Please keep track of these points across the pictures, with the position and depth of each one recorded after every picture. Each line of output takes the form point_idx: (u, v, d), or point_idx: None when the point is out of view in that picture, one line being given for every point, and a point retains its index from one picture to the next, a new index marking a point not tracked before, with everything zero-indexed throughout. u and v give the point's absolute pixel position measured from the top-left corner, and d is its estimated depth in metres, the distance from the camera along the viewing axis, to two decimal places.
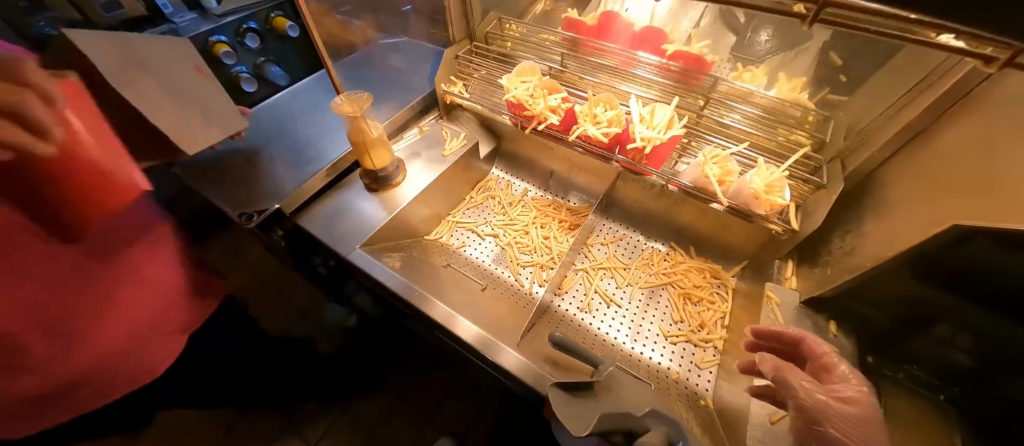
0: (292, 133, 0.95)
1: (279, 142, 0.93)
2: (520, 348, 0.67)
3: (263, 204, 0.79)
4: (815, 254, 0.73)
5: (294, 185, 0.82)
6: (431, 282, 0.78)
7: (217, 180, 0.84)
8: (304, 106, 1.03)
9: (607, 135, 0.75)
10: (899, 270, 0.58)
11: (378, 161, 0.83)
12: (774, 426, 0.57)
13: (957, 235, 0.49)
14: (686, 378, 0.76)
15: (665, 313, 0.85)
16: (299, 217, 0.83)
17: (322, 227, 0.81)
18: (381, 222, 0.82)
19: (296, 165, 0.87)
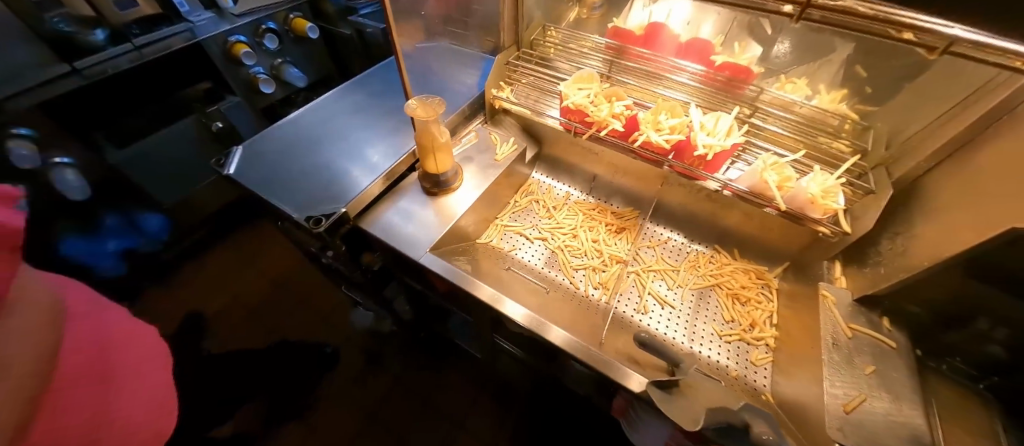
0: (344, 139, 0.96)
1: (333, 148, 0.93)
2: (603, 348, 0.70)
3: (327, 208, 0.79)
4: (864, 255, 0.78)
5: (356, 190, 0.83)
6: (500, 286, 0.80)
7: (277, 185, 0.84)
8: (352, 111, 1.04)
9: (670, 142, 0.78)
10: (956, 271, 0.62)
11: (440, 165, 0.83)
12: (849, 415, 0.61)
13: (1013, 238, 0.54)
14: (745, 376, 0.80)
15: (717, 314, 0.89)
16: (360, 221, 0.83)
17: (386, 230, 0.82)
18: (447, 225, 0.83)
19: (352, 169, 0.87)
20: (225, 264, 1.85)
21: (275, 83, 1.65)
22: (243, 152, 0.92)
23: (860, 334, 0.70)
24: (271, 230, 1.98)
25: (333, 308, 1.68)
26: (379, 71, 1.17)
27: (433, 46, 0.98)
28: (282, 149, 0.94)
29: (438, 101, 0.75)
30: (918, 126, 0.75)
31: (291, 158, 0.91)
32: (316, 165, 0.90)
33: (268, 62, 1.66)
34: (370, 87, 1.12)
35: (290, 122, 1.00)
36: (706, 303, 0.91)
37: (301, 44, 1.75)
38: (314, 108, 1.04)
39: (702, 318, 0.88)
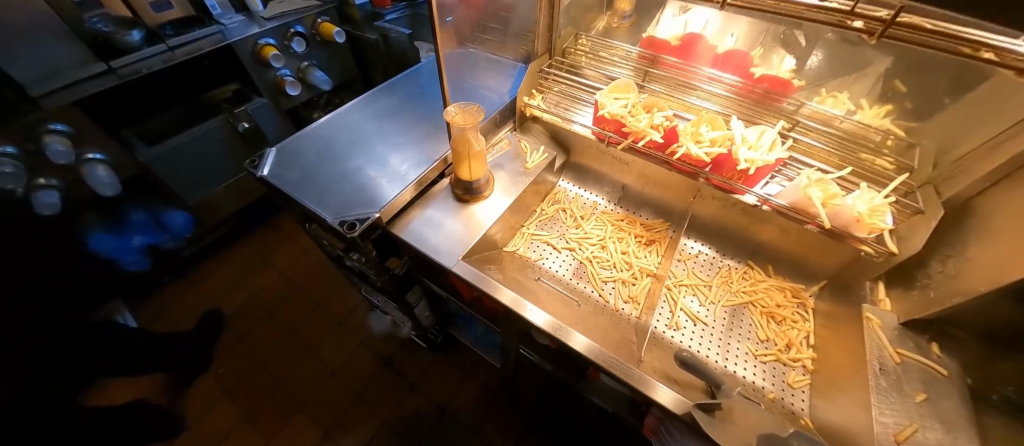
0: (376, 143, 0.96)
1: (365, 152, 0.94)
2: (643, 366, 0.68)
3: (361, 213, 0.79)
4: (910, 276, 0.75)
5: (390, 195, 0.82)
6: (532, 298, 0.80)
7: (310, 187, 0.84)
8: (383, 116, 1.04)
9: (710, 155, 0.77)
10: (1011, 298, 0.60)
11: (474, 172, 0.83)
12: (900, 445, 0.59)
13: None
14: (782, 398, 0.78)
15: (751, 333, 0.87)
16: (393, 227, 0.82)
17: (419, 237, 0.81)
18: (480, 234, 0.82)
19: (384, 173, 0.87)
20: (245, 263, 1.87)
21: (301, 86, 1.67)
22: (277, 155, 0.92)
23: (908, 360, 0.68)
24: (290, 230, 2.01)
25: (350, 309, 1.69)
26: (409, 77, 1.18)
27: (468, 52, 0.88)
28: (315, 152, 0.94)
29: (477, 109, 0.75)
30: (969, 145, 0.73)
31: (324, 161, 0.92)
32: (348, 168, 0.90)
33: (295, 64, 1.69)
34: (400, 93, 1.13)
35: (323, 125, 1.01)
36: (740, 321, 0.89)
37: (327, 47, 1.78)
38: (346, 112, 1.05)
39: (735, 336, 0.87)
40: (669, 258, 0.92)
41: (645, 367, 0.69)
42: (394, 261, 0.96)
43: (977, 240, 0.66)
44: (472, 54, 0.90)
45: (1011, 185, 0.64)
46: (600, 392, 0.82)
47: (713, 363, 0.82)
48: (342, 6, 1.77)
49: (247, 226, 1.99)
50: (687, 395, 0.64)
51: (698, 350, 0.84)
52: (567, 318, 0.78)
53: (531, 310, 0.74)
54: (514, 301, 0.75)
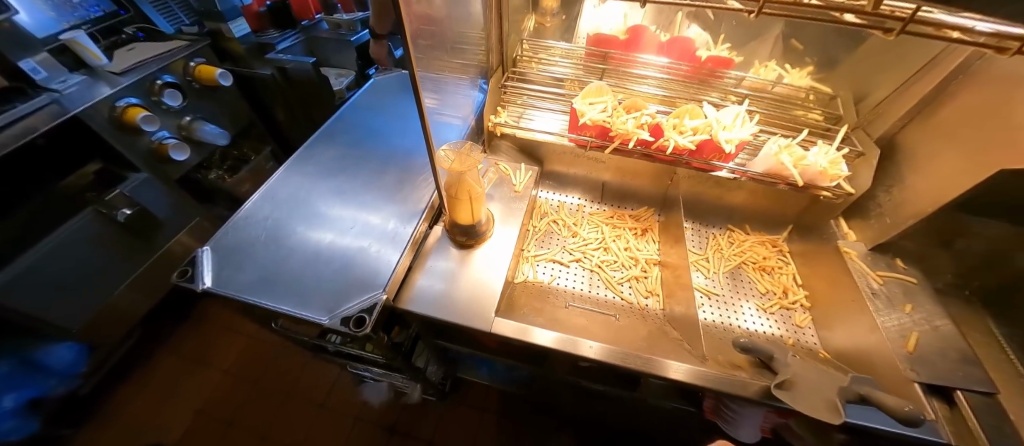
0: (342, 207, 0.81)
1: (333, 222, 0.79)
2: (704, 362, 0.69)
3: (362, 300, 0.65)
4: (865, 208, 0.89)
5: (387, 266, 0.70)
6: (571, 327, 0.76)
7: (281, 286, 0.68)
8: (335, 173, 0.89)
9: (695, 142, 0.81)
10: (953, 210, 0.74)
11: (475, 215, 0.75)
12: (913, 353, 0.70)
13: (1000, 179, 0.65)
14: (800, 340, 0.87)
15: (756, 290, 0.95)
16: (401, 301, 0.71)
17: (435, 303, 0.71)
18: (501, 279, 0.74)
19: (369, 243, 0.74)
20: (174, 376, 1.50)
21: (190, 148, 1.37)
22: (217, 256, 0.73)
23: (887, 279, 0.81)
24: (221, 318, 1.67)
25: (330, 386, 1.47)
26: (344, 120, 1.02)
27: (442, 79, 0.76)
28: (266, 239, 0.77)
29: (472, 150, 0.67)
30: (881, 90, 0.87)
31: (283, 247, 0.75)
32: (318, 247, 0.74)
33: (174, 123, 1.37)
34: (342, 141, 0.97)
35: (261, 203, 0.83)
36: (743, 283, 0.96)
37: (213, 95, 1.49)
38: (287, 179, 0.87)
39: (745, 298, 0.94)
40: (670, 241, 0.96)
41: (704, 360, 0.70)
42: (399, 330, 0.84)
43: (912, 168, 0.79)
44: (444, 81, 0.77)
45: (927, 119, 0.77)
46: (654, 394, 0.83)
47: (737, 328, 0.88)
48: (218, 43, 1.48)
49: (160, 330, 1.60)
50: (753, 378, 0.67)
51: (721, 321, 0.89)
52: (610, 335, 0.76)
53: (535, 332, 0.71)
54: (519, 330, 0.70)
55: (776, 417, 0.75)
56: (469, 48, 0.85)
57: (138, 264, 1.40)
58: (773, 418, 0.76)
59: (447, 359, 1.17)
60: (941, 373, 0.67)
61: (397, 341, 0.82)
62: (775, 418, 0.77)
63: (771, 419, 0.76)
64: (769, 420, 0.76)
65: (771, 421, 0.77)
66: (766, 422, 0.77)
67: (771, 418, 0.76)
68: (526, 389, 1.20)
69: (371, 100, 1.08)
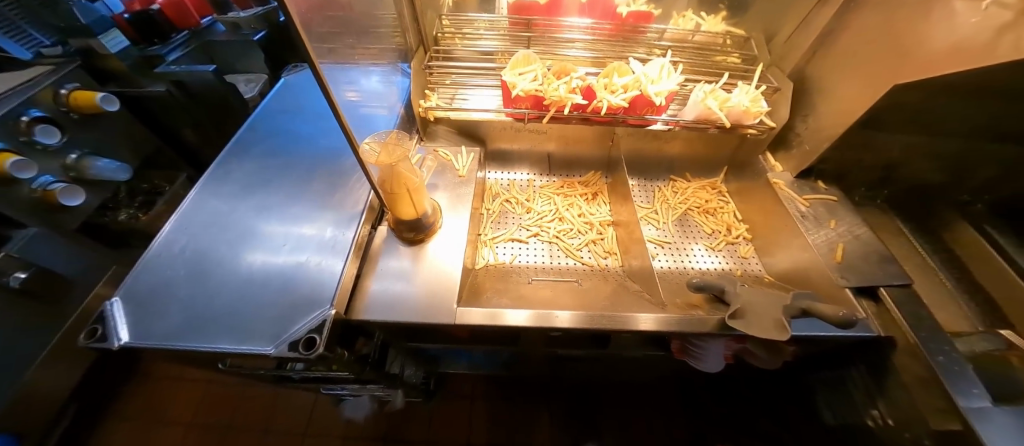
0: (271, 224, 0.74)
1: (264, 242, 0.72)
2: (666, 308, 0.72)
3: (309, 319, 0.61)
4: (786, 139, 0.95)
5: (331, 279, 0.65)
6: (536, 301, 0.76)
7: (217, 322, 0.61)
8: (258, 188, 0.80)
9: (628, 99, 0.81)
10: (859, 129, 0.80)
11: (418, 207, 0.71)
12: (841, 262, 0.77)
13: (893, 93, 0.71)
14: (747, 270, 0.94)
15: (704, 232, 1.00)
16: (353, 312, 0.67)
17: (391, 305, 0.67)
18: (457, 268, 0.72)
19: (307, 258, 0.68)
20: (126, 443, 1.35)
21: (85, 190, 1.19)
22: (132, 304, 0.64)
23: (813, 201, 0.88)
24: (169, 370, 1.51)
25: (308, 413, 1.40)
26: (256, 130, 0.92)
27: (358, 67, 0.69)
28: (188, 274, 0.68)
29: (399, 139, 0.62)
30: (788, 26, 0.92)
31: (209, 280, 0.67)
32: (251, 274, 0.67)
33: (57, 165, 1.16)
34: (258, 154, 0.88)
35: (173, 237, 0.73)
36: (692, 228, 1.01)
37: (97, 124, 1.26)
38: (201, 205, 0.78)
39: (696, 242, 0.98)
40: (620, 200, 0.98)
41: (665, 306, 0.73)
42: (363, 341, 0.80)
43: (823, 96, 0.85)
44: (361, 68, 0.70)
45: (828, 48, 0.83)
46: (626, 347, 0.86)
47: (693, 271, 0.93)
48: (90, 63, 1.27)
49: (98, 398, 1.43)
50: (709, 313, 0.71)
51: (676, 268, 0.93)
52: (575, 301, 0.77)
53: (509, 313, 0.70)
54: (490, 314, 0.68)
55: (735, 343, 0.82)
56: (382, 30, 0.78)
57: (48, 331, 1.21)
58: (732, 345, 0.82)
59: (424, 358, 1.14)
60: (864, 275, 0.75)
61: (362, 352, 0.78)
62: (734, 344, 0.83)
63: (731, 346, 0.82)
64: (729, 347, 0.82)
65: (731, 347, 0.84)
66: (728, 349, 0.83)
67: (731, 344, 0.82)
68: (511, 370, 1.21)
69: (284, 105, 0.98)
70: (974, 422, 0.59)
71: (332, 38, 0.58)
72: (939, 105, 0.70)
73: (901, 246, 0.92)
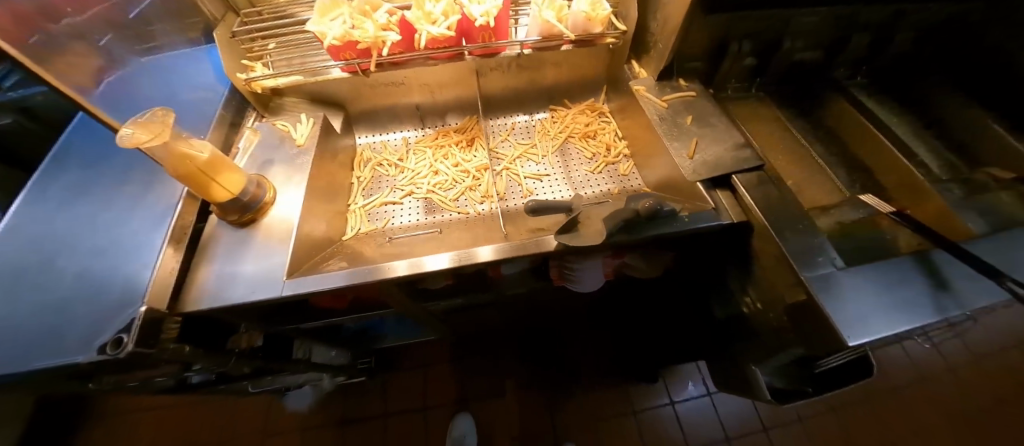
0: (86, 234, 0.68)
1: (74, 254, 0.65)
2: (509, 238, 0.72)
3: (122, 321, 0.57)
4: (646, 43, 0.90)
5: (146, 275, 0.61)
6: (392, 257, 0.74)
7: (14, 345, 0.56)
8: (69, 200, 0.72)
9: (451, 28, 0.75)
10: (699, 15, 0.75)
11: (230, 186, 0.67)
12: (695, 157, 0.73)
13: None
14: (626, 187, 0.92)
15: (584, 158, 0.97)
16: (181, 306, 0.63)
17: (223, 290, 0.64)
18: (292, 241, 0.69)
19: (123, 259, 0.63)
20: None
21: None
22: None
23: (672, 100, 0.83)
24: None
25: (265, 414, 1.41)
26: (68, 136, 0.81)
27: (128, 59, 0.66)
28: None
29: (160, 115, 0.58)
30: None
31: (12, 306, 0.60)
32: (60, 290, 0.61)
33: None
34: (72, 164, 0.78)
35: None
36: (572, 155, 0.98)
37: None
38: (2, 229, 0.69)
39: (575, 169, 0.96)
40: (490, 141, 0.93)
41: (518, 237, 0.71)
42: (241, 335, 0.80)
43: None
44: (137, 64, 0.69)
45: None
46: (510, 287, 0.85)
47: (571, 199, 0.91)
48: None
49: None
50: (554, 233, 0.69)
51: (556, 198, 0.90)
52: (434, 248, 0.75)
53: (430, 260, 0.68)
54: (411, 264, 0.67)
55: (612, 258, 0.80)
56: None
57: None
58: (612, 259, 0.81)
59: (345, 339, 1.13)
60: (718, 164, 0.71)
61: (239, 345, 0.78)
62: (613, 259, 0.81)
63: (610, 261, 0.81)
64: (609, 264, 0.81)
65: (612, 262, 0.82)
66: (608, 266, 0.82)
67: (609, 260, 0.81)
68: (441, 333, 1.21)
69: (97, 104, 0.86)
70: (808, 287, 0.58)
71: (36, 17, 0.50)
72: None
73: (772, 133, 0.90)
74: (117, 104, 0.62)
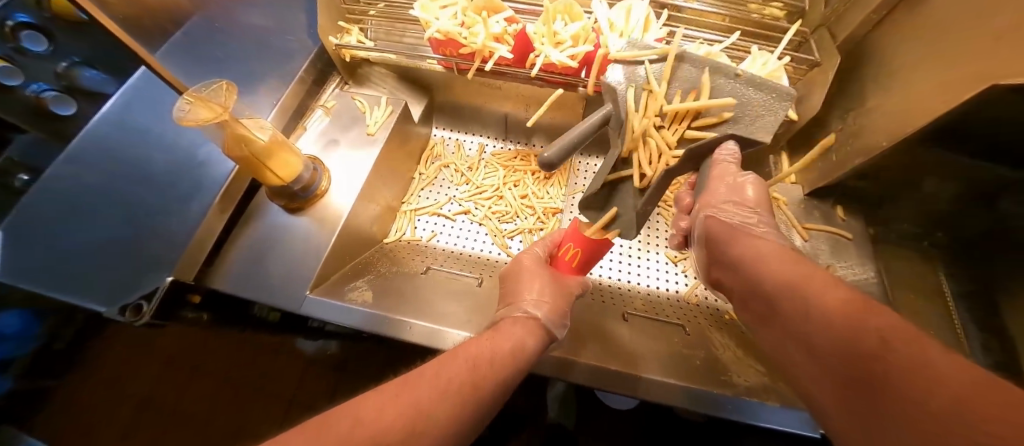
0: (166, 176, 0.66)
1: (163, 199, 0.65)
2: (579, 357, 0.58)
3: (293, 302, 0.60)
4: (813, 141, 0.70)
5: (300, 288, 0.60)
6: (413, 246, 0.79)
7: (290, 299, 0.60)
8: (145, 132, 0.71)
9: (576, 57, 0.59)
10: (914, 146, 0.52)
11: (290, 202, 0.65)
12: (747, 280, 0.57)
13: (977, 105, 0.43)
14: (705, 299, 0.77)
15: (730, 114, 0.45)
16: (397, 296, 0.63)
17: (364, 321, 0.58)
18: (315, 272, 0.61)
19: (268, 271, 0.62)
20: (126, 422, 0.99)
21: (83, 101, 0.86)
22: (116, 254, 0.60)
23: (816, 233, 0.67)
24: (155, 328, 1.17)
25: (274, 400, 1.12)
26: (85, 156, 0.68)
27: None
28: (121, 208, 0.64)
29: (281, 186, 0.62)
30: None
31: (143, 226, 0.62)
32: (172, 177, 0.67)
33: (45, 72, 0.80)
34: (92, 159, 0.69)
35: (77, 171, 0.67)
36: (702, 88, 0.45)
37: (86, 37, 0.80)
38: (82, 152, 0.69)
39: (756, 125, 0.44)
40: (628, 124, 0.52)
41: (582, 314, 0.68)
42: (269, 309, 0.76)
43: (882, 85, 0.57)
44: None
45: (903, 14, 0.54)
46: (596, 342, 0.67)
47: (611, 287, 0.78)
48: None
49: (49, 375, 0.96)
50: (631, 343, 0.61)
51: (642, 270, 0.81)
52: (468, 258, 0.78)
53: (464, 323, 0.59)
54: (428, 334, 0.57)
55: (759, 229, 0.49)
56: None
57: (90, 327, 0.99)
58: (768, 227, 0.50)
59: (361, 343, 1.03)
60: None
61: (264, 315, 0.74)
62: (713, 165, 0.50)
63: (717, 215, 0.51)
64: (728, 215, 0.50)
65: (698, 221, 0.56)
66: (715, 190, 0.51)
67: (726, 222, 0.50)
68: None
69: (181, 145, 0.69)
70: None
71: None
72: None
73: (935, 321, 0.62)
74: (212, 59, 0.72)
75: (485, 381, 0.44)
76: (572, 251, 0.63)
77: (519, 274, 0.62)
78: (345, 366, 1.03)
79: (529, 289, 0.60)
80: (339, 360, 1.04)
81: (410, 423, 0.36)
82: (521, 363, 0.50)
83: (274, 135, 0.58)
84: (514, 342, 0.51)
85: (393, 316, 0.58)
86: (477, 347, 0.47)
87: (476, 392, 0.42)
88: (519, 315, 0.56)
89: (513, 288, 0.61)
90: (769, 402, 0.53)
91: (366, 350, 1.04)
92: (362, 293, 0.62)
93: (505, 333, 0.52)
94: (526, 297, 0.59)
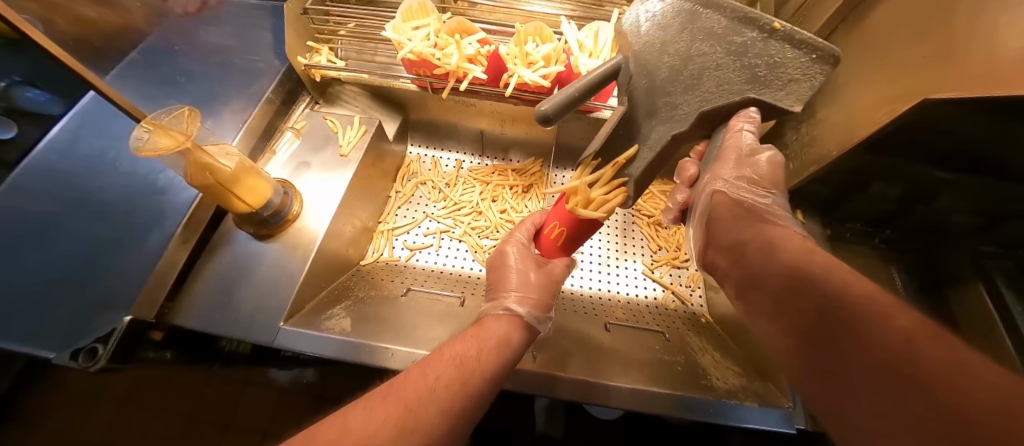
0: (124, 203, 0.66)
1: (121, 227, 0.64)
2: (567, 372, 0.58)
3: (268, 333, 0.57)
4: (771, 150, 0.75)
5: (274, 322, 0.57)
6: (393, 267, 0.78)
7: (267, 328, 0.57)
8: (99, 160, 0.71)
9: (548, 77, 0.61)
10: (859, 154, 0.56)
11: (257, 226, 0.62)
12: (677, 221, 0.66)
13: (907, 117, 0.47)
14: (683, 305, 0.79)
15: (759, 75, 0.43)
16: (377, 321, 0.61)
17: (340, 348, 0.56)
18: (289, 303, 0.59)
19: (235, 303, 0.59)
20: None
21: (24, 124, 0.80)
22: (69, 287, 0.60)
23: None
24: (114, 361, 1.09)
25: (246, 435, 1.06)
26: (42, 187, 0.68)
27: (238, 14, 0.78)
28: (77, 239, 0.63)
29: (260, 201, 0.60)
30: None
31: (100, 256, 0.62)
32: (129, 204, 0.66)
33: None
34: (41, 191, 0.68)
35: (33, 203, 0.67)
36: (733, 41, 0.43)
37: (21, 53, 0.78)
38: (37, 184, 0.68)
39: (784, 91, 0.43)
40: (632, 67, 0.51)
41: (566, 326, 0.68)
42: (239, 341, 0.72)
43: (829, 99, 0.62)
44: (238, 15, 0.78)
45: (845, 35, 0.60)
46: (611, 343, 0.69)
47: (592, 297, 0.79)
48: None
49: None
50: (615, 353, 0.62)
51: (621, 278, 0.83)
52: (448, 276, 0.77)
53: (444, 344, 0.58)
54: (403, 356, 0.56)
55: (767, 202, 0.53)
56: None
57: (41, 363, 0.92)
58: (772, 201, 0.54)
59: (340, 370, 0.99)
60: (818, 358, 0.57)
61: (234, 347, 0.71)
62: (730, 131, 0.49)
63: (723, 190, 0.53)
64: (735, 189, 0.53)
65: (699, 192, 0.57)
66: (727, 163, 0.52)
67: (733, 197, 0.53)
68: None
69: (140, 173, 0.69)
70: None
71: None
72: (956, 131, 0.45)
73: None
74: (173, 79, 0.69)
75: (474, 379, 0.43)
76: (557, 228, 0.61)
77: (505, 269, 0.61)
78: (321, 395, 0.98)
79: (517, 285, 0.59)
80: (315, 390, 0.99)
81: (402, 423, 0.35)
82: (508, 357, 0.49)
83: (243, 161, 0.56)
84: (502, 338, 0.51)
85: (366, 343, 0.56)
86: (467, 347, 0.46)
87: (470, 391, 0.42)
88: (502, 313, 0.55)
89: (500, 281, 0.60)
90: (747, 403, 0.55)
91: (343, 377, 0.99)
92: (339, 322, 0.59)
93: (490, 329, 0.51)
94: (510, 294, 0.58)
